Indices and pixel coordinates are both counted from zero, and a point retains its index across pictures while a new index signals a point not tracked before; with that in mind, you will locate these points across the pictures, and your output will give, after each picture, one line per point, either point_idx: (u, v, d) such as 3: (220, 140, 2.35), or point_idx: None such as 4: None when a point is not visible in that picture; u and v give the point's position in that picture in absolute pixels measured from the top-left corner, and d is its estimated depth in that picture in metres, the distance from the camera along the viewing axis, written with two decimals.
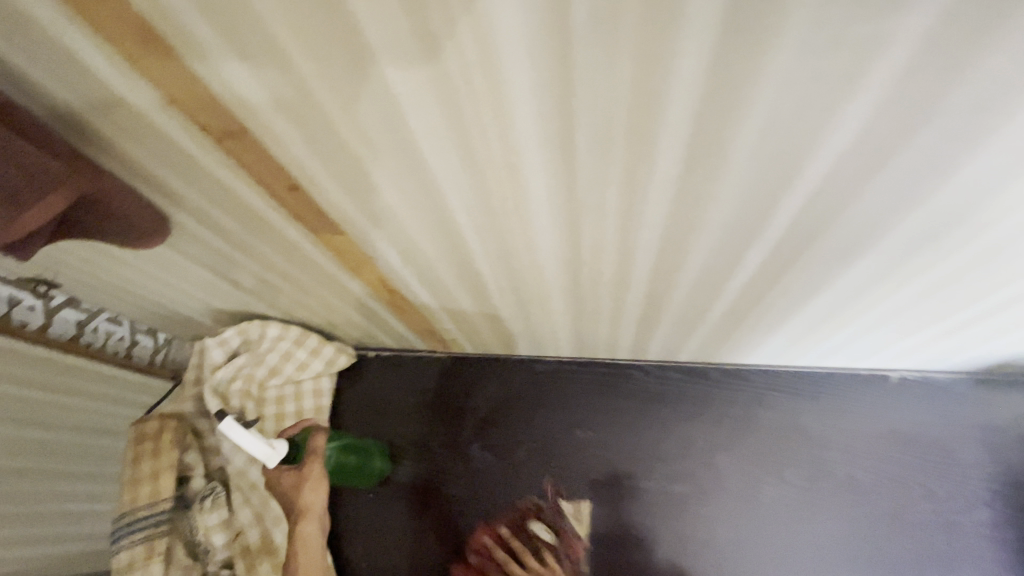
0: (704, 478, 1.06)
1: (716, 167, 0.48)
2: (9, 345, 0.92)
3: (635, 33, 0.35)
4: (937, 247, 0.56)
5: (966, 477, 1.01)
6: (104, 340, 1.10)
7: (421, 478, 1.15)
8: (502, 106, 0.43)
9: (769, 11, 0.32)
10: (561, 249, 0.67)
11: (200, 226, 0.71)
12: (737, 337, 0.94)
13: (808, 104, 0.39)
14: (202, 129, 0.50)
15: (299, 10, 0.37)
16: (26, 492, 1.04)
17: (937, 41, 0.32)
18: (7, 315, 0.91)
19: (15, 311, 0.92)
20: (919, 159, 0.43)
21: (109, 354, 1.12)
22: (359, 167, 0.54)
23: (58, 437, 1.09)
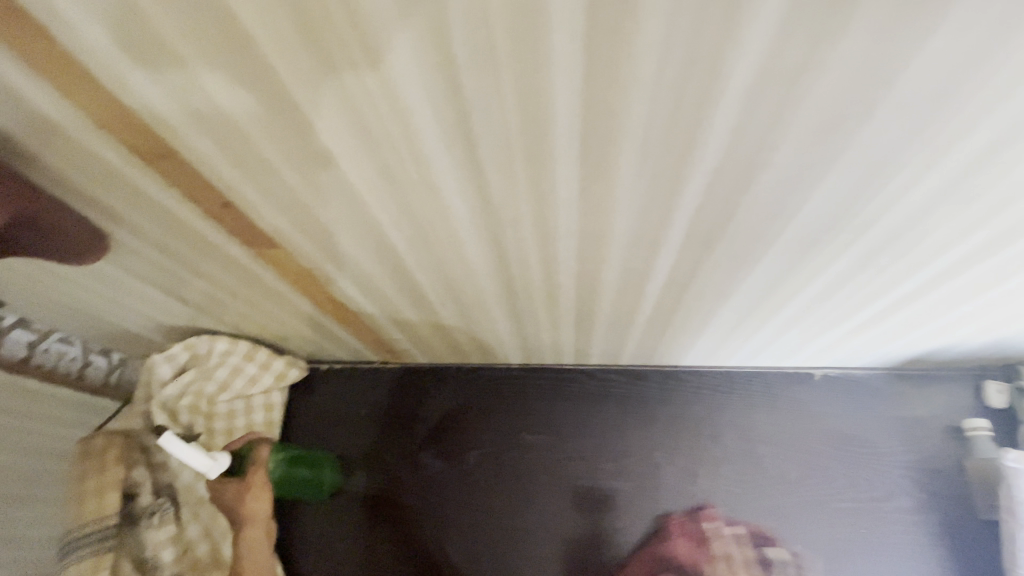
0: (646, 475, 1.11)
1: (609, 182, 0.54)
2: None
3: (513, 69, 0.40)
4: (823, 243, 0.65)
5: (887, 466, 1.09)
6: (55, 360, 1.07)
7: (375, 487, 1.17)
8: (410, 132, 0.48)
9: (623, 46, 0.38)
10: (489, 261, 0.72)
11: (140, 244, 0.73)
12: (668, 339, 1.01)
13: (676, 126, 0.46)
14: (133, 152, 0.53)
15: (215, 48, 0.41)
16: None
17: (768, 70, 0.40)
18: None
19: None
20: (786, 166, 0.51)
21: (59, 375, 1.10)
22: (288, 185, 0.57)
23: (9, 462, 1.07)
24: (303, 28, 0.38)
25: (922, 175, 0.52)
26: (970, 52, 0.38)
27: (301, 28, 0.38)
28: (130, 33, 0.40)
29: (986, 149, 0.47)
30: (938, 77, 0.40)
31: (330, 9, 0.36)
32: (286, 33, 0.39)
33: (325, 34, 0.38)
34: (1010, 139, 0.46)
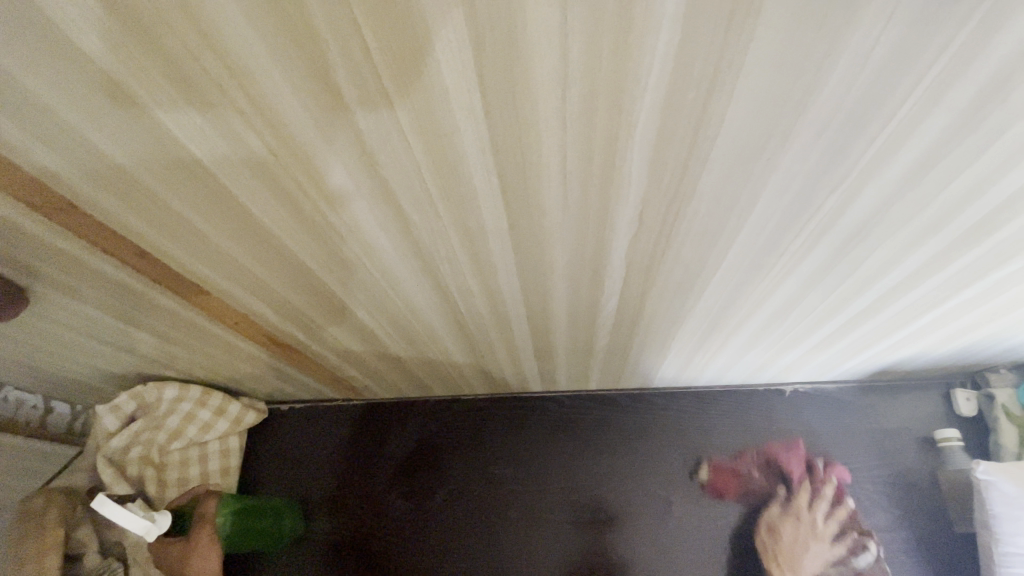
0: (621, 504, 1.08)
1: (536, 218, 0.52)
2: None
3: (410, 118, 0.39)
4: (768, 267, 0.64)
5: (860, 482, 1.07)
6: (13, 408, 1.09)
7: (339, 532, 1.13)
8: (320, 181, 0.46)
9: (517, 84, 0.36)
10: (432, 299, 0.70)
11: (63, 296, 0.70)
12: (631, 363, 0.99)
13: (589, 165, 0.45)
14: (33, 209, 0.50)
15: (89, 101, 0.38)
16: None
17: (672, 102, 0.39)
18: None
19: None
20: (713, 195, 0.50)
21: (15, 422, 1.11)
22: (202, 233, 0.55)
23: None
24: (179, 80, 0.36)
25: (853, 197, 0.51)
26: (872, 81, 0.37)
27: (174, 78, 0.36)
28: None
29: (911, 168, 0.47)
30: (849, 101, 0.39)
31: (202, 58, 0.34)
32: (160, 84, 0.37)
33: (201, 84, 0.36)
34: (932, 157, 0.46)
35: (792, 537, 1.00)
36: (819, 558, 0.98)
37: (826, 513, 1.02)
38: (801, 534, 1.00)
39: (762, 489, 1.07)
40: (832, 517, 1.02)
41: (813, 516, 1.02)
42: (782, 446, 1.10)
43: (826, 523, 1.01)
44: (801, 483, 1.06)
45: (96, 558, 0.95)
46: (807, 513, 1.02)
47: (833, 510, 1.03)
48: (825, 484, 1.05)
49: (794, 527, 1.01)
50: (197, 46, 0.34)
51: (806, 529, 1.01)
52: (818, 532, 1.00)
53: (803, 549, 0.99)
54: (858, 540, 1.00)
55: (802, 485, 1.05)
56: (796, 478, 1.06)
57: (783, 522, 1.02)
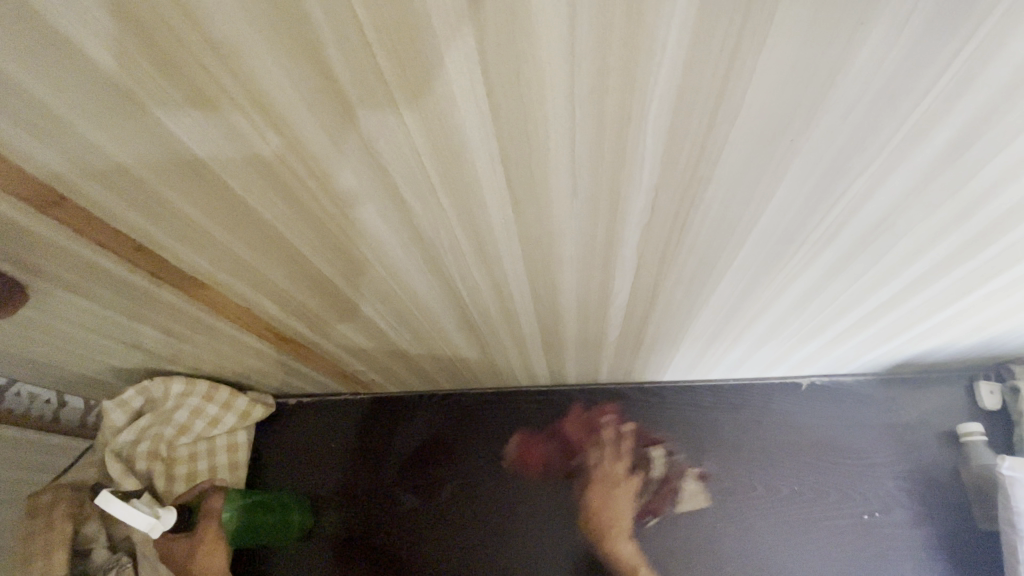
0: (632, 500, 1.06)
1: (544, 206, 0.50)
2: None
3: (408, 101, 0.37)
4: (786, 256, 0.61)
5: (878, 477, 1.04)
6: (27, 404, 1.07)
7: (347, 527, 1.12)
8: (315, 169, 0.44)
9: (522, 61, 0.34)
10: (437, 292, 0.68)
11: (65, 292, 0.69)
12: (642, 357, 0.96)
13: (599, 149, 0.42)
14: (22, 202, 0.48)
15: (72, 89, 0.36)
16: None
17: (690, 79, 0.36)
18: None
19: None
20: (731, 181, 0.47)
21: (32, 418, 1.09)
22: (197, 225, 0.53)
23: None
24: (162, 63, 0.34)
25: (881, 181, 0.48)
26: (908, 53, 0.34)
27: (160, 63, 0.34)
28: None
29: (944, 150, 0.44)
30: (881, 76, 0.36)
31: (183, 39, 0.32)
32: (145, 69, 0.34)
33: (187, 68, 0.34)
34: (968, 137, 0.43)
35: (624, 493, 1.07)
36: (631, 500, 1.06)
37: (618, 452, 1.10)
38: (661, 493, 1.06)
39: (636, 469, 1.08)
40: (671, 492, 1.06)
41: (608, 457, 1.10)
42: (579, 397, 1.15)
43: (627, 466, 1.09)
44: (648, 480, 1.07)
45: (105, 553, 0.95)
46: (613, 463, 1.09)
47: (619, 445, 1.11)
48: (602, 429, 1.12)
49: (610, 487, 1.07)
50: (178, 27, 0.31)
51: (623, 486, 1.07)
52: (621, 493, 1.07)
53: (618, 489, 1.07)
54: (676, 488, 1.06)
55: (591, 440, 1.12)
56: (579, 441, 1.12)
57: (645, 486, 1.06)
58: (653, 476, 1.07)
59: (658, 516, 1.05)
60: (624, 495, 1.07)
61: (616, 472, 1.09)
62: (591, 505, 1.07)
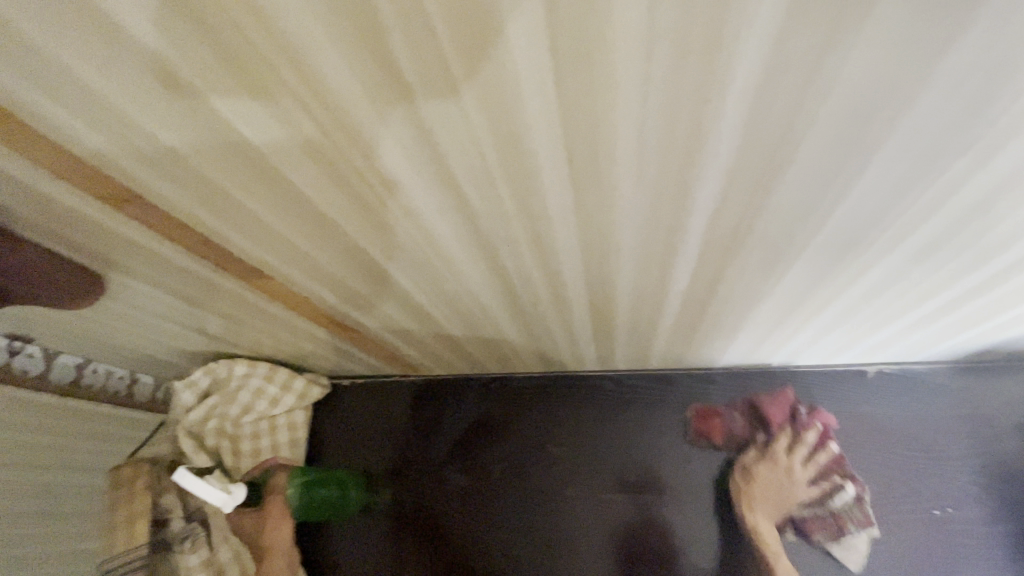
0: (682, 486, 1.06)
1: (606, 195, 0.48)
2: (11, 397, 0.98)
3: (472, 88, 0.35)
4: (866, 242, 0.57)
5: (949, 472, 0.98)
6: (104, 380, 1.14)
7: (401, 503, 1.17)
8: (374, 161, 0.43)
9: (595, 42, 0.31)
10: (489, 281, 0.67)
11: (134, 281, 0.72)
12: (695, 344, 0.93)
13: (671, 133, 0.40)
14: (98, 198, 0.50)
15: (145, 89, 0.36)
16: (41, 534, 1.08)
17: (779, 53, 0.32)
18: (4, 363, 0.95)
19: (10, 359, 0.96)
20: (813, 163, 0.44)
21: (110, 394, 1.15)
22: (259, 219, 0.54)
23: (58, 481, 1.12)
24: (228, 59, 0.33)
25: (988, 159, 0.43)
26: None
27: (227, 60, 0.33)
28: (51, 80, 0.36)
29: None
30: (1001, 45, 0.32)
31: (251, 36, 0.32)
32: (214, 66, 0.34)
33: (252, 64, 0.34)
34: None
35: (766, 484, 0.98)
36: (783, 509, 0.97)
37: (806, 457, 0.98)
38: (777, 480, 0.98)
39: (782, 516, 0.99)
40: (811, 461, 0.98)
41: (791, 463, 0.98)
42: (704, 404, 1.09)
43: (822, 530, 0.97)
44: (781, 428, 1.02)
45: (180, 523, 1.02)
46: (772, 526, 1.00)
47: (812, 455, 0.99)
48: (804, 431, 1.00)
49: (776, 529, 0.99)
50: (245, 23, 0.31)
51: (782, 477, 0.97)
52: (796, 479, 0.97)
53: (781, 496, 0.97)
54: (838, 481, 0.97)
55: (782, 430, 1.01)
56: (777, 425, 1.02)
57: (757, 465, 1.00)
58: (829, 505, 0.97)
59: (810, 541, 0.97)
60: (797, 495, 0.96)
61: (787, 448, 0.99)
62: (751, 482, 0.99)
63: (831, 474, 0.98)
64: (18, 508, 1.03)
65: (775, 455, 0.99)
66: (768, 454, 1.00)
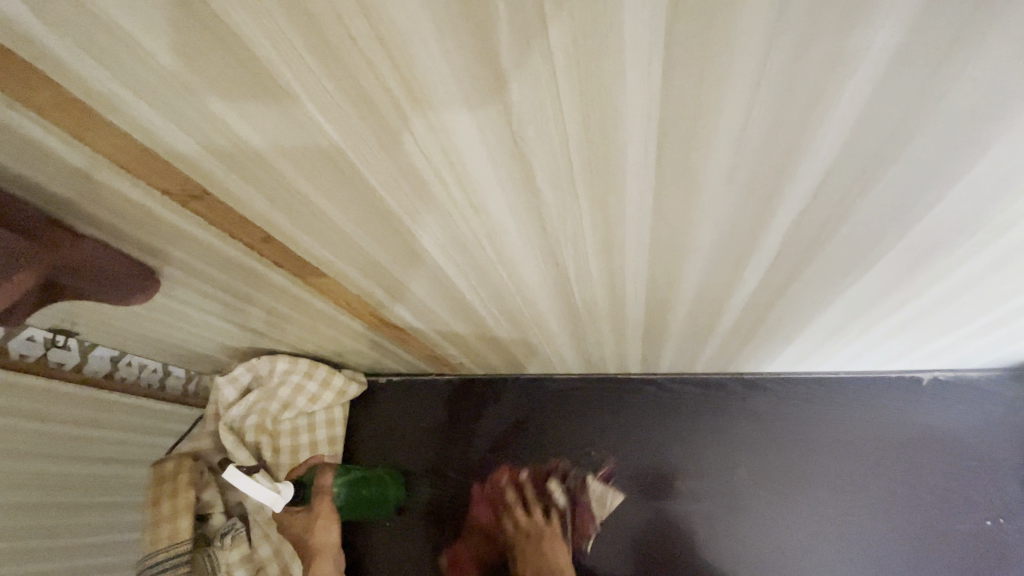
0: (725, 494, 1.04)
1: (690, 193, 0.46)
2: (54, 390, 0.99)
3: (572, 81, 0.33)
4: (960, 246, 0.53)
5: (1011, 487, 0.93)
6: (137, 373, 1.15)
7: (437, 504, 1.16)
8: (455, 158, 0.42)
9: (716, 32, 0.29)
10: (547, 282, 0.66)
11: (189, 277, 0.72)
12: (747, 349, 0.91)
13: (775, 130, 0.37)
14: (168, 195, 0.50)
15: (233, 84, 0.36)
16: (85, 525, 1.12)
17: (909, 48, 0.30)
18: (43, 357, 0.96)
19: (49, 354, 0.97)
20: (921, 165, 0.41)
21: (143, 387, 1.17)
22: (325, 216, 0.53)
23: (103, 473, 1.14)
24: (323, 51, 0.32)
25: None
26: None
27: (323, 52, 0.32)
28: (140, 75, 0.35)
29: None
30: None
31: (350, 26, 0.30)
32: (307, 59, 0.33)
33: (347, 57, 0.33)
34: None
35: (531, 552, 1.05)
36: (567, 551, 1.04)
37: (526, 508, 1.09)
38: (532, 541, 1.06)
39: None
40: (535, 500, 1.10)
41: (522, 519, 1.07)
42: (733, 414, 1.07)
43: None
44: (492, 506, 1.12)
45: (220, 518, 1.04)
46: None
47: (529, 494, 1.11)
48: (525, 479, 1.13)
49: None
50: (346, 12, 0.29)
51: (533, 534, 1.06)
52: (540, 528, 1.06)
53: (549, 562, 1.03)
54: (552, 491, 1.10)
55: (507, 505, 1.10)
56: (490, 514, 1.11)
57: (518, 536, 1.07)
58: (562, 507, 1.08)
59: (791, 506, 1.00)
60: (556, 549, 1.04)
61: (523, 510, 1.09)
62: (524, 554, 1.05)
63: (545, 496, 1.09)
64: (64, 499, 1.06)
65: (523, 529, 1.07)
66: (518, 530, 1.07)
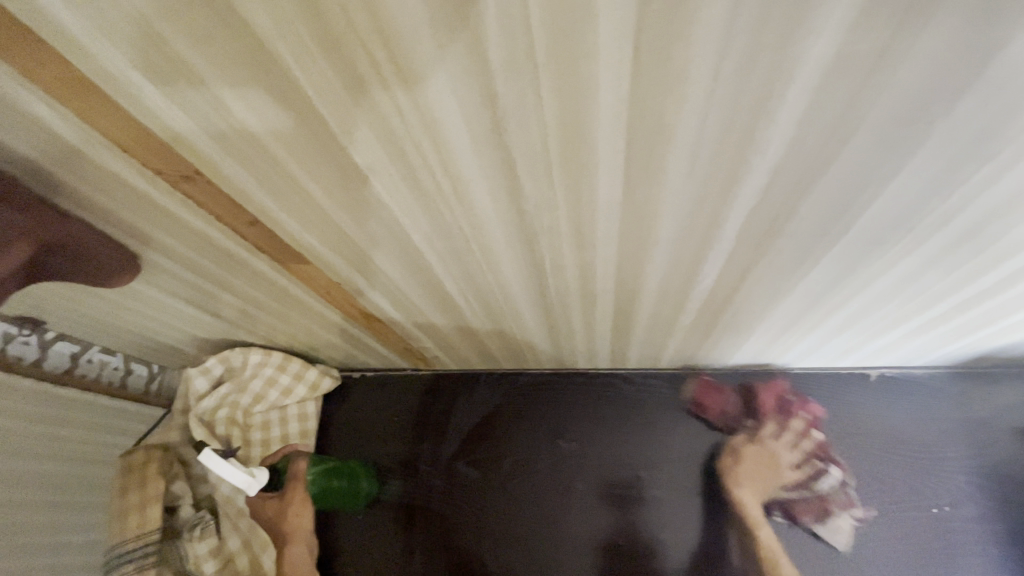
0: (688, 482, 1.09)
1: (654, 187, 0.50)
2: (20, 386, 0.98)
3: (551, 76, 0.37)
4: (889, 243, 0.59)
5: (946, 472, 1.02)
6: (98, 371, 1.13)
7: (410, 496, 1.18)
8: (441, 147, 0.45)
9: (677, 37, 0.34)
10: (524, 273, 0.69)
11: (169, 263, 0.72)
12: (708, 343, 0.97)
13: (728, 129, 0.42)
14: (160, 175, 0.52)
15: (237, 65, 0.38)
16: (56, 525, 1.07)
17: (841, 57, 0.35)
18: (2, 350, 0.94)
19: (9, 347, 0.95)
20: (855, 163, 0.46)
21: (104, 385, 1.14)
22: (314, 201, 0.56)
23: (72, 471, 1.11)
24: (325, 40, 0.35)
25: (1013, 164, 0.45)
26: None
27: (325, 41, 0.36)
28: (148, 55, 0.38)
29: None
30: None
31: (354, 18, 0.34)
32: (310, 47, 0.36)
33: (348, 44, 0.36)
34: None
35: (751, 463, 1.05)
36: (769, 487, 1.03)
37: (792, 444, 1.04)
38: (764, 468, 1.04)
39: (738, 416, 1.09)
40: (799, 447, 1.04)
41: (778, 446, 1.04)
42: (710, 403, 1.13)
43: (791, 450, 1.04)
44: (771, 416, 1.06)
45: (189, 510, 1.04)
46: (749, 436, 1.07)
47: (800, 441, 1.05)
48: (792, 419, 1.06)
49: (758, 460, 1.04)
50: (351, 5, 0.33)
51: (770, 462, 1.04)
52: (782, 466, 1.03)
53: (770, 476, 1.03)
54: (822, 465, 1.03)
55: (771, 416, 1.06)
56: (767, 413, 1.06)
57: (729, 456, 1.07)
58: (817, 486, 1.02)
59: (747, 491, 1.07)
60: (778, 480, 1.03)
61: (789, 445, 1.04)
62: (738, 463, 1.05)
63: (815, 459, 1.03)
64: (35, 496, 1.03)
65: (763, 442, 1.05)
66: (757, 439, 1.06)
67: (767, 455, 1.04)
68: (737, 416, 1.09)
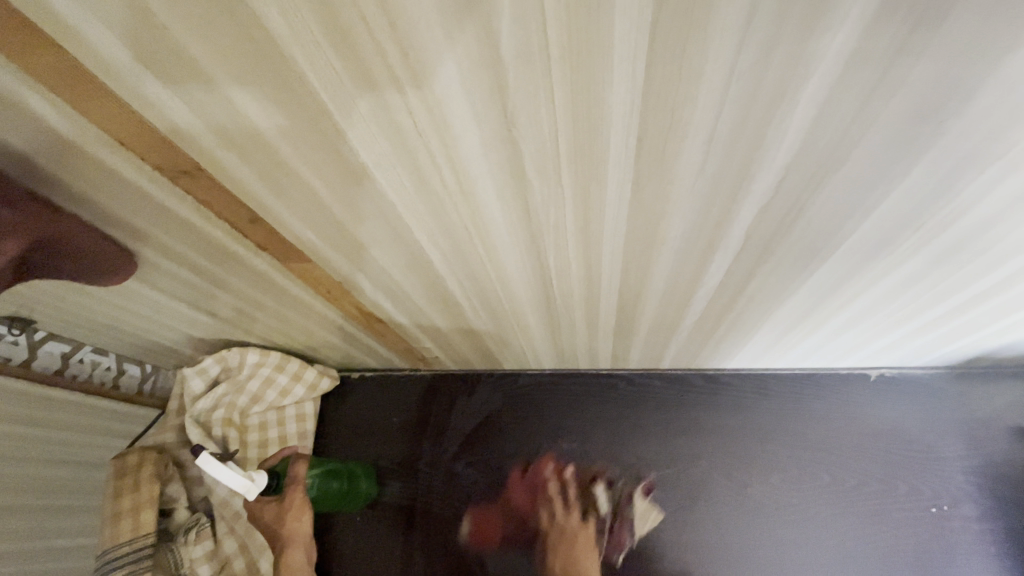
0: (689, 483, 1.09)
1: (663, 184, 0.49)
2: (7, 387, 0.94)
3: (563, 68, 0.36)
4: (896, 243, 0.59)
5: (945, 472, 1.02)
6: (90, 372, 1.07)
7: (408, 498, 1.17)
8: (448, 141, 0.44)
9: (694, 29, 0.33)
10: (528, 272, 0.69)
11: (166, 261, 0.71)
12: (711, 343, 0.96)
13: (741, 125, 0.41)
14: (158, 169, 0.51)
15: (239, 56, 0.37)
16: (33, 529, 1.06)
17: (858, 53, 0.34)
18: None
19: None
20: (866, 162, 0.45)
21: (95, 386, 1.09)
22: (316, 197, 0.55)
23: (55, 475, 1.09)
24: (332, 29, 0.34)
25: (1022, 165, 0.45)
26: None
27: (332, 30, 0.34)
28: (146, 43, 0.37)
29: None
30: None
31: (362, 7, 0.33)
32: (316, 36, 0.35)
33: (355, 34, 0.35)
34: None
35: (570, 545, 1.04)
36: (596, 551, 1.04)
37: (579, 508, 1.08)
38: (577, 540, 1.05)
39: (519, 510, 1.12)
40: (569, 501, 1.09)
41: (560, 516, 1.07)
42: (711, 404, 1.12)
43: (565, 510, 1.08)
44: (536, 503, 1.11)
45: (184, 514, 1.03)
46: (566, 513, 1.08)
47: (566, 493, 1.10)
48: (547, 484, 1.12)
49: (562, 540, 1.05)
50: None
51: (571, 532, 1.05)
52: (580, 529, 1.05)
53: (583, 552, 1.03)
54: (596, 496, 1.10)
55: (552, 492, 1.11)
56: (526, 504, 1.11)
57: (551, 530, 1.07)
58: (605, 513, 1.08)
59: (747, 491, 1.06)
60: (586, 546, 1.04)
61: (563, 509, 1.08)
62: (554, 551, 1.05)
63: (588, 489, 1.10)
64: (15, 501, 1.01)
65: (556, 524, 1.07)
66: (553, 522, 1.07)
67: (558, 498, 1.10)
68: (553, 496, 1.10)
